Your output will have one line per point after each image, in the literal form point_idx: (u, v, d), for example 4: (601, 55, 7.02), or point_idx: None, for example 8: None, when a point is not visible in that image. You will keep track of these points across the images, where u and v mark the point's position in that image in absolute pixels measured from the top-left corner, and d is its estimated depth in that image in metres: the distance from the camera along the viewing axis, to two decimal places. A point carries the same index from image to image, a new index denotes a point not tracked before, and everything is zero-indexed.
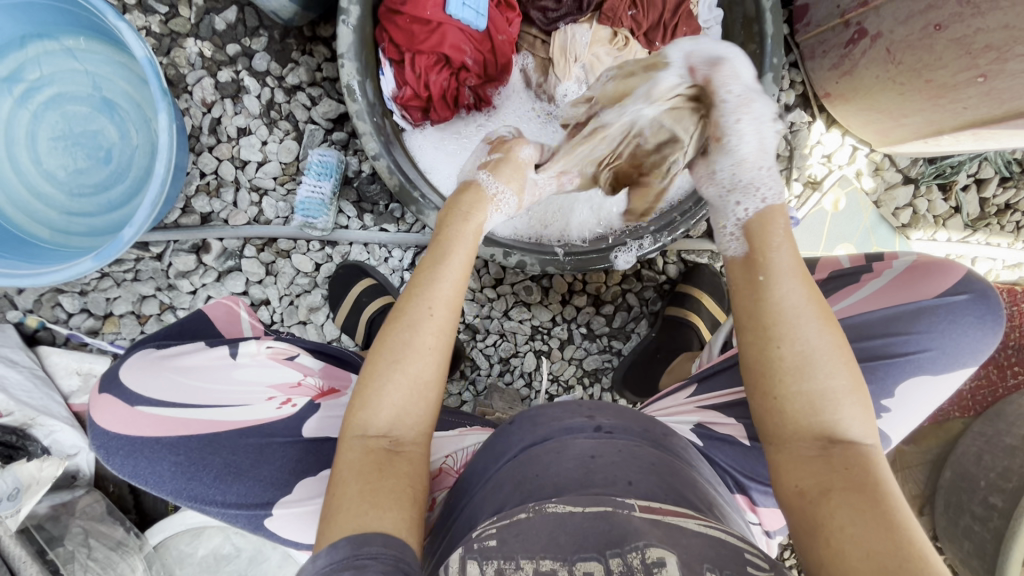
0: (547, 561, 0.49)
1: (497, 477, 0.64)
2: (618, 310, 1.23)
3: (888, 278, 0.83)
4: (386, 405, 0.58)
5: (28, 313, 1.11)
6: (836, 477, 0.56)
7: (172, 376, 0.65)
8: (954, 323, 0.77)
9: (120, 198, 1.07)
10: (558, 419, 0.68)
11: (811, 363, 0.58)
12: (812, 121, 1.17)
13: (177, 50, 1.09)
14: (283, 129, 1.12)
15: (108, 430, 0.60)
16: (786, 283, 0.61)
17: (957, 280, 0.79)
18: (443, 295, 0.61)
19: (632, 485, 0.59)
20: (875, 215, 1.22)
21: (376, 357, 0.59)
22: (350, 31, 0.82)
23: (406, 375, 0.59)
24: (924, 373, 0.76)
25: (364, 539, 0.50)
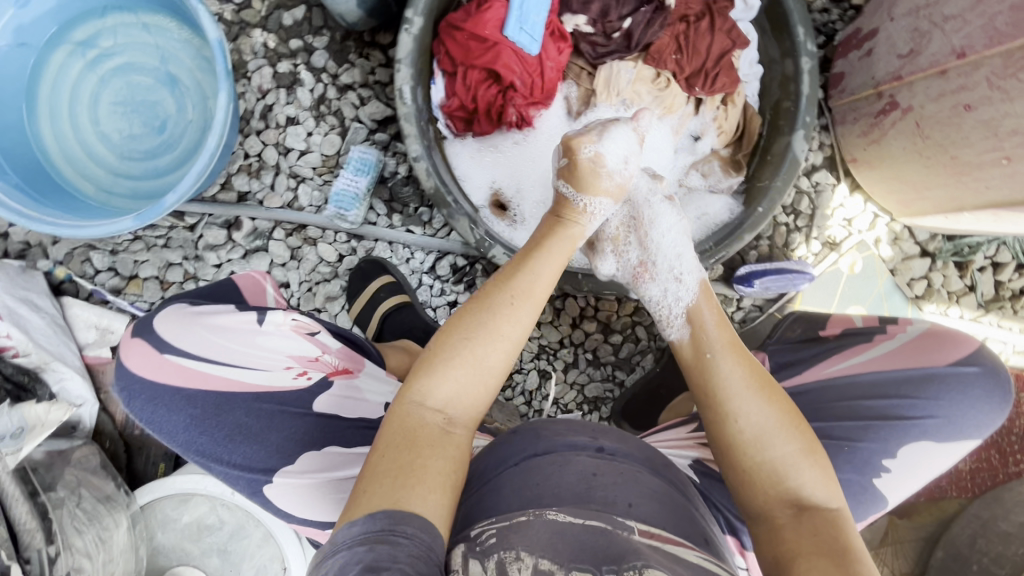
0: (546, 562, 0.52)
1: (497, 482, 0.65)
2: (626, 341, 1.25)
3: (901, 341, 0.83)
4: (450, 381, 0.64)
5: (58, 264, 1.15)
6: (807, 543, 0.59)
7: (201, 331, 0.65)
8: (962, 394, 0.77)
9: (167, 166, 1.12)
10: (563, 434, 0.69)
11: (764, 439, 0.65)
12: (836, 184, 1.21)
13: (244, 38, 1.16)
14: (329, 124, 1.17)
15: (134, 370, 0.63)
16: (728, 363, 0.70)
17: (969, 352, 0.80)
18: (525, 289, 0.70)
19: (632, 506, 0.61)
20: (890, 283, 1.23)
21: (451, 333, 0.66)
22: (411, 39, 0.88)
23: (475, 354, 0.65)
24: (926, 438, 0.76)
25: (401, 516, 0.54)
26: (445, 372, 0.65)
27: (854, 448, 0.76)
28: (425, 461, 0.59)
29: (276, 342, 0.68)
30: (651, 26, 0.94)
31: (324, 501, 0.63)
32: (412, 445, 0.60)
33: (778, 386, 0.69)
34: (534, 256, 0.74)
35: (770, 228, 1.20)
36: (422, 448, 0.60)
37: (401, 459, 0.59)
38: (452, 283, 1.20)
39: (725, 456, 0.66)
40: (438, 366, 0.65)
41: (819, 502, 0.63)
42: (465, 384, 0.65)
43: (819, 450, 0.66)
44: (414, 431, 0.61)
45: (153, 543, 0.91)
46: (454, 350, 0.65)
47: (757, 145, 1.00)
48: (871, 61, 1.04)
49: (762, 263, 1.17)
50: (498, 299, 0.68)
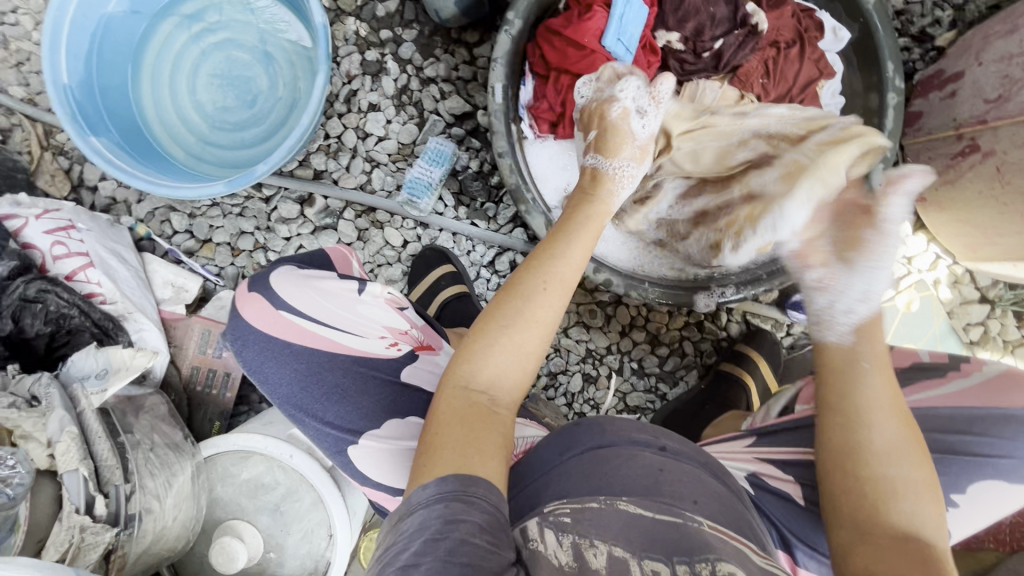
0: (620, 549, 0.55)
1: (563, 467, 0.67)
2: (672, 354, 1.26)
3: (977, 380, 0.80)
4: (494, 364, 0.66)
5: (139, 222, 1.20)
6: (894, 557, 0.58)
7: (310, 292, 0.68)
8: None
9: (253, 139, 1.18)
10: (628, 430, 0.71)
11: (890, 457, 0.65)
12: (900, 221, 1.21)
13: (338, 25, 1.21)
14: (409, 114, 1.22)
15: (249, 322, 0.68)
16: (871, 379, 0.71)
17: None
18: (558, 275, 0.71)
19: (697, 504, 0.62)
20: (946, 325, 1.22)
21: (493, 317, 0.68)
22: (509, 40, 0.93)
23: (512, 341, 0.67)
24: (1000, 480, 0.73)
25: (470, 480, 0.55)
26: (490, 348, 0.66)
27: None
28: (478, 436, 0.61)
29: (373, 311, 0.71)
30: (742, 49, 0.96)
31: (397, 466, 0.64)
32: (464, 422, 0.61)
33: (915, 421, 0.69)
34: (564, 243, 0.74)
35: None
36: (476, 425, 0.61)
37: (461, 436, 0.60)
38: (509, 279, 1.24)
39: (838, 465, 0.67)
40: (482, 350, 0.66)
41: (927, 536, 0.61)
42: (505, 367, 0.66)
43: (938, 493, 0.65)
44: (465, 410, 0.63)
45: (212, 495, 0.95)
46: (493, 337, 0.66)
47: None
48: (954, 103, 1.05)
49: None
50: (532, 286, 0.69)
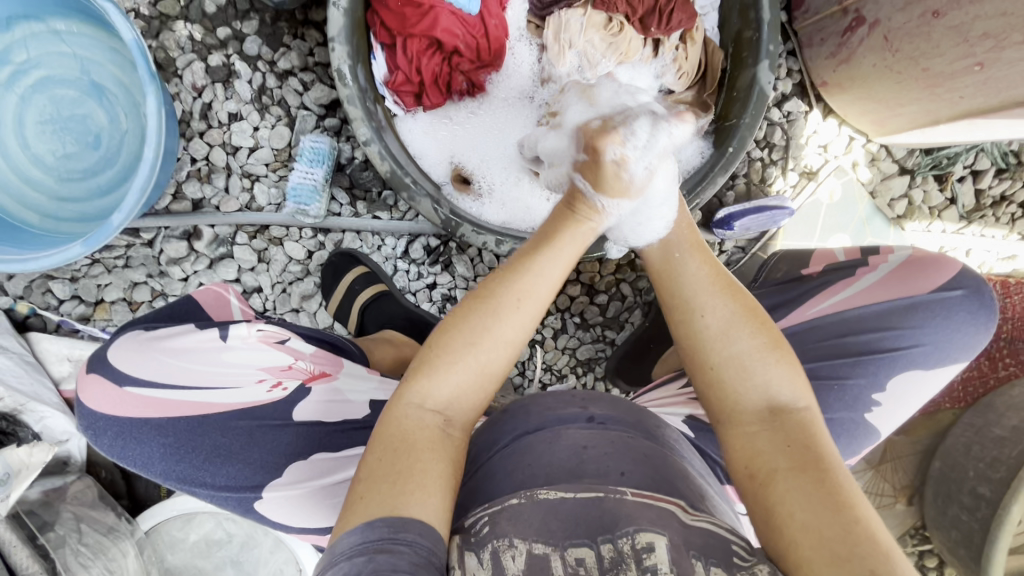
0: (540, 545, 0.52)
1: (490, 466, 0.65)
2: (612, 300, 1.23)
3: (883, 272, 0.82)
4: (453, 384, 0.61)
5: (19, 300, 1.10)
6: (783, 457, 0.58)
7: (159, 357, 0.70)
8: (947, 318, 0.78)
9: (110, 183, 1.07)
10: (551, 407, 0.68)
11: (729, 333, 0.64)
12: (809, 111, 1.16)
13: (167, 32, 1.08)
14: (275, 115, 1.11)
15: (98, 409, 0.67)
16: (690, 264, 0.69)
17: (952, 276, 0.79)
18: (541, 291, 0.63)
19: (624, 476, 0.60)
20: (870, 206, 1.21)
21: (455, 334, 0.61)
22: (341, 14, 0.81)
23: (477, 361, 0.61)
24: (914, 367, 0.77)
25: (400, 524, 0.52)
26: (449, 367, 0.60)
27: (841, 386, 0.77)
28: (424, 465, 0.57)
29: (243, 355, 0.73)
30: None
31: (317, 507, 0.67)
32: (411, 449, 0.57)
33: (741, 286, 0.68)
34: (542, 252, 0.65)
35: (745, 166, 1.16)
36: (421, 454, 0.57)
37: (399, 467, 0.56)
38: (428, 265, 1.17)
39: (699, 364, 0.65)
40: (442, 367, 0.60)
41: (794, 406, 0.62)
42: (469, 390, 0.61)
43: (791, 356, 0.65)
44: (412, 436, 0.58)
45: (164, 565, 0.94)
46: (457, 355, 0.61)
47: (722, 81, 0.95)
48: None
49: (741, 203, 1.13)
50: (503, 303, 0.61)
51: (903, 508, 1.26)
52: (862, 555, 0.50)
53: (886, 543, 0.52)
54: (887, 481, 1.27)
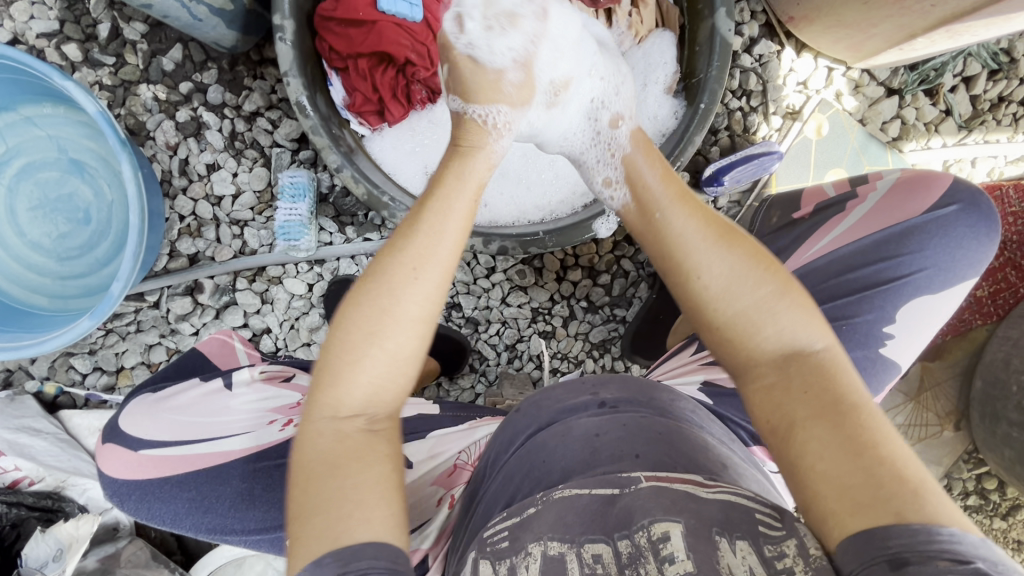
0: (555, 544, 0.52)
1: (507, 466, 0.67)
2: (615, 278, 1.21)
3: (874, 200, 0.82)
4: (361, 389, 0.56)
5: (45, 380, 1.13)
6: (801, 405, 0.55)
7: (166, 416, 0.73)
8: (948, 237, 0.76)
9: (106, 255, 1.09)
10: (558, 399, 0.70)
11: (732, 289, 0.60)
12: (781, 49, 1.13)
13: (132, 99, 1.09)
14: (250, 157, 1.12)
15: (120, 477, 0.70)
16: (681, 218, 0.65)
17: (943, 192, 0.78)
18: (440, 255, 0.59)
19: (639, 457, 0.60)
20: (863, 134, 1.17)
21: (346, 329, 0.56)
22: (289, 48, 0.80)
23: (383, 350, 0.56)
24: (922, 294, 0.76)
25: (360, 553, 0.49)
26: (361, 357, 0.56)
27: (850, 325, 0.76)
28: (358, 481, 0.52)
29: (250, 400, 0.77)
30: None
31: None
32: (343, 468, 0.53)
33: (744, 235, 0.64)
34: (431, 206, 0.61)
35: (725, 118, 1.14)
36: (349, 471, 0.53)
37: (336, 491, 0.51)
38: None
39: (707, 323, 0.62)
40: (345, 369, 0.55)
41: (822, 348, 0.58)
42: (377, 386, 0.56)
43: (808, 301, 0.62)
44: (338, 451, 0.54)
45: None
46: (353, 349, 0.56)
47: (682, 37, 0.93)
48: None
49: (727, 156, 1.11)
50: (388, 274, 0.57)
51: (950, 434, 1.23)
52: (887, 501, 0.48)
53: (917, 481, 0.49)
54: (931, 410, 1.24)
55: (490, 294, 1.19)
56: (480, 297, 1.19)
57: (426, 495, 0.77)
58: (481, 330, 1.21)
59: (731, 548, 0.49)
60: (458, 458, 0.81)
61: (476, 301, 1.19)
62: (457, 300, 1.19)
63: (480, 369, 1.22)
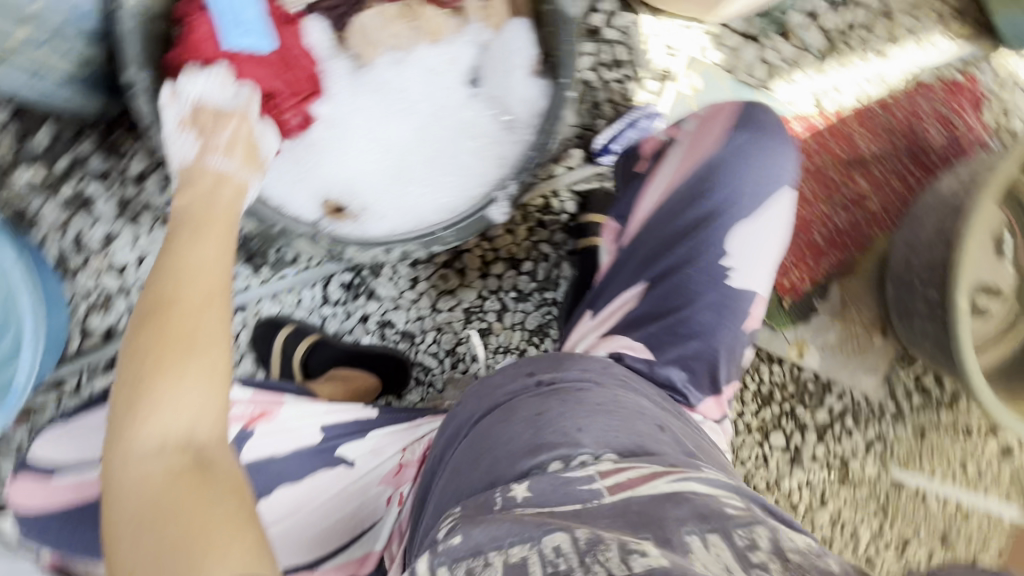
0: (515, 549, 0.49)
1: (455, 459, 0.67)
2: (538, 263, 1.24)
3: (682, 146, 0.91)
4: (165, 419, 0.54)
5: None
6: None
7: (96, 435, 0.81)
8: (745, 162, 0.86)
9: (11, 350, 1.05)
10: (501, 385, 0.72)
11: None
12: (640, 17, 1.20)
13: (9, 186, 1.06)
14: (147, 220, 1.11)
15: (37, 509, 0.80)
16: None
17: (731, 124, 0.88)
18: (192, 261, 0.62)
19: (583, 431, 0.64)
20: (733, 82, 1.24)
21: (132, 362, 0.55)
22: (146, 100, 0.79)
23: (177, 372, 0.54)
24: (743, 220, 0.85)
25: None
26: (136, 370, 0.55)
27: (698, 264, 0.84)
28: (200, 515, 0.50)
29: None
30: None
31: (297, 540, 0.76)
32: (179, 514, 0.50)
33: None
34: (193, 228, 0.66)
35: (604, 90, 1.19)
36: (187, 512, 0.50)
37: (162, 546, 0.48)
38: (352, 300, 1.18)
39: None
40: (143, 399, 0.54)
41: None
42: (155, 406, 0.54)
43: None
44: (154, 493, 0.51)
45: None
46: (144, 381, 0.54)
47: (534, 21, 0.93)
48: None
49: (613, 125, 1.18)
50: (155, 297, 0.58)
51: (880, 340, 1.33)
52: None
53: None
54: (857, 322, 1.32)
55: (419, 305, 1.20)
56: (410, 310, 1.20)
57: (375, 495, 0.80)
58: (418, 341, 1.21)
59: (703, 544, 0.50)
60: (402, 456, 0.82)
61: (407, 314, 1.20)
62: (388, 317, 1.19)
63: (426, 380, 1.22)
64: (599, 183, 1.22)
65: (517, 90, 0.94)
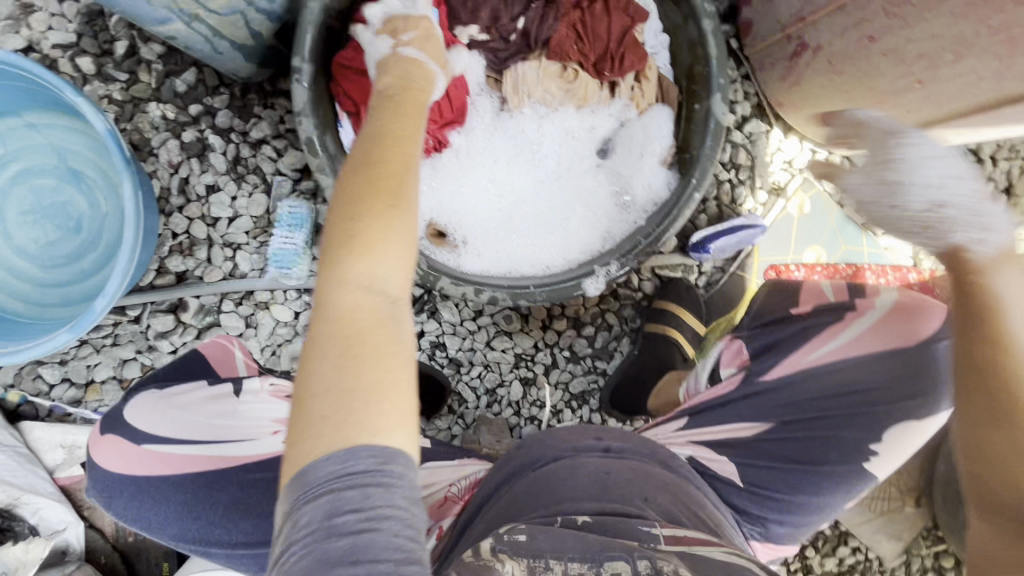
0: (576, 565, 0.55)
1: (510, 492, 0.70)
2: (599, 331, 1.23)
3: (873, 320, 0.88)
4: (375, 264, 0.54)
5: (10, 388, 1.10)
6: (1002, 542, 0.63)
7: (175, 414, 0.78)
8: (940, 368, 0.83)
9: (92, 266, 1.08)
10: (567, 437, 0.75)
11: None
12: (770, 129, 1.20)
13: (140, 115, 1.10)
14: (252, 183, 1.14)
15: (110, 470, 0.74)
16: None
17: (940, 323, 0.85)
18: (406, 130, 0.63)
19: (647, 500, 0.68)
20: (841, 216, 1.24)
21: (361, 196, 0.55)
22: (304, 89, 0.84)
23: (391, 223, 0.55)
24: (910, 419, 0.84)
25: (386, 456, 0.48)
26: (358, 212, 0.55)
27: (836, 438, 0.86)
28: (383, 368, 0.50)
29: (255, 408, 0.81)
30: (545, 21, 0.92)
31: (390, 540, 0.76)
32: (364, 354, 0.50)
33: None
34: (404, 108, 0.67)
35: (715, 188, 1.19)
36: (371, 358, 0.50)
37: (347, 379, 0.49)
38: (414, 314, 1.19)
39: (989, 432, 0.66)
40: (359, 234, 0.54)
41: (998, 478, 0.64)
42: (383, 249, 0.54)
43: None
44: (350, 325, 0.51)
45: None
46: (369, 218, 0.54)
47: (679, 113, 0.98)
48: (773, 6, 1.00)
49: (716, 225, 1.17)
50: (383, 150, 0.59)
51: (911, 510, 1.28)
52: None
53: None
54: (893, 485, 1.29)
55: (475, 337, 1.21)
56: (464, 339, 1.20)
57: None
58: (463, 371, 1.21)
59: None
60: (448, 490, 0.82)
61: (461, 343, 1.20)
62: (442, 339, 1.20)
63: (458, 411, 1.22)
64: (683, 274, 1.22)
65: (644, 174, 0.97)
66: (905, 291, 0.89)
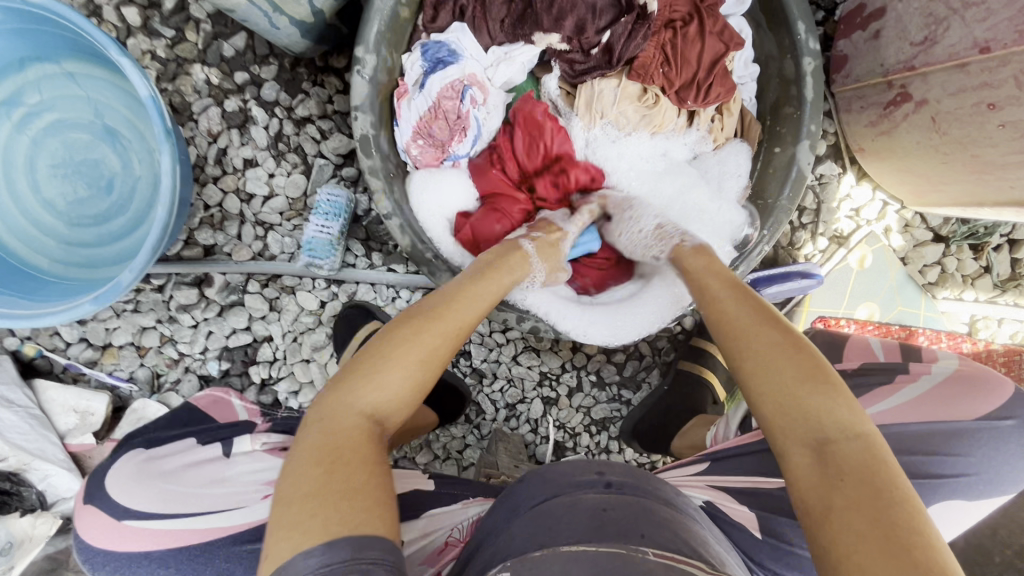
0: None
1: (510, 530, 0.59)
2: (629, 359, 1.19)
3: (928, 386, 0.82)
4: (378, 384, 0.59)
5: (26, 341, 1.07)
6: (833, 488, 0.51)
7: (157, 485, 0.76)
8: (998, 450, 0.76)
9: (120, 230, 1.04)
10: (566, 473, 0.63)
11: (790, 388, 0.58)
12: (843, 173, 1.12)
13: (183, 77, 1.04)
14: (291, 162, 1.08)
15: (95, 544, 0.72)
16: (758, 330, 0.64)
17: (1003, 401, 0.78)
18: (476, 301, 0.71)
19: (644, 536, 0.55)
20: (902, 274, 1.17)
21: (403, 331, 0.64)
22: (365, 82, 0.80)
23: (415, 356, 0.62)
24: (958, 498, 0.76)
25: (364, 544, 0.48)
26: (406, 341, 0.63)
27: None
28: (348, 465, 0.53)
29: (249, 468, 0.82)
30: (633, 38, 0.85)
31: None
32: (342, 462, 0.53)
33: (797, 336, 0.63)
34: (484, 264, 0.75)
35: None
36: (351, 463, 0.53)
37: (330, 482, 0.51)
38: None
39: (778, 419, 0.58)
40: (381, 361, 0.60)
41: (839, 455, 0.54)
42: (459, 310, 0.68)
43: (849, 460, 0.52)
44: (328, 443, 0.55)
45: None
46: (393, 347, 0.62)
47: (758, 153, 0.93)
48: (879, 46, 0.91)
49: (768, 268, 1.11)
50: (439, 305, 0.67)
51: None
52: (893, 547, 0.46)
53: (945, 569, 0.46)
54: None
55: (502, 350, 1.17)
56: (490, 350, 1.16)
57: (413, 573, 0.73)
58: (485, 383, 1.18)
59: None
60: (450, 535, 0.77)
61: (486, 353, 1.16)
62: (468, 348, 1.16)
63: (475, 422, 1.19)
64: None
65: (711, 214, 0.91)
66: (966, 364, 0.84)
